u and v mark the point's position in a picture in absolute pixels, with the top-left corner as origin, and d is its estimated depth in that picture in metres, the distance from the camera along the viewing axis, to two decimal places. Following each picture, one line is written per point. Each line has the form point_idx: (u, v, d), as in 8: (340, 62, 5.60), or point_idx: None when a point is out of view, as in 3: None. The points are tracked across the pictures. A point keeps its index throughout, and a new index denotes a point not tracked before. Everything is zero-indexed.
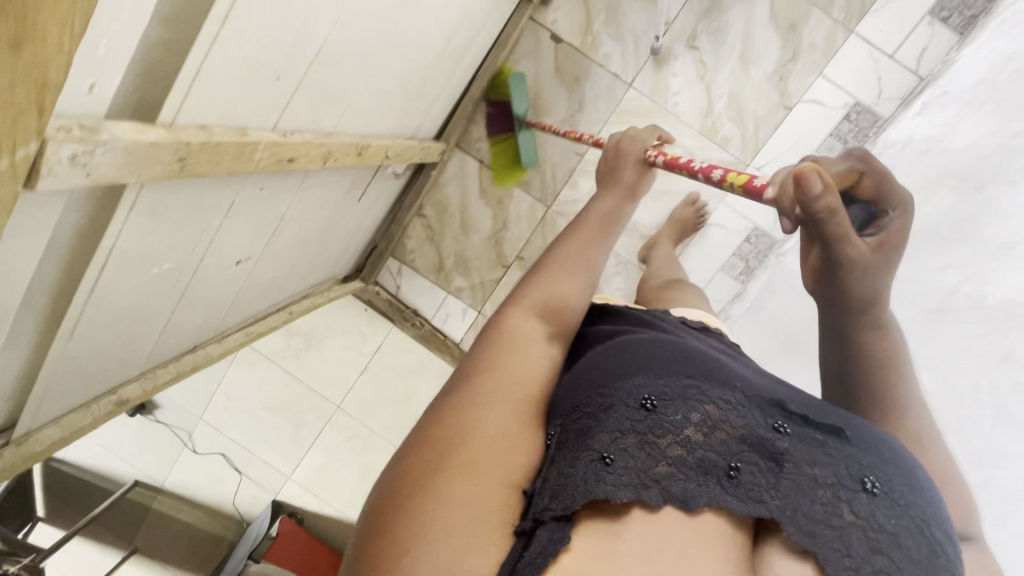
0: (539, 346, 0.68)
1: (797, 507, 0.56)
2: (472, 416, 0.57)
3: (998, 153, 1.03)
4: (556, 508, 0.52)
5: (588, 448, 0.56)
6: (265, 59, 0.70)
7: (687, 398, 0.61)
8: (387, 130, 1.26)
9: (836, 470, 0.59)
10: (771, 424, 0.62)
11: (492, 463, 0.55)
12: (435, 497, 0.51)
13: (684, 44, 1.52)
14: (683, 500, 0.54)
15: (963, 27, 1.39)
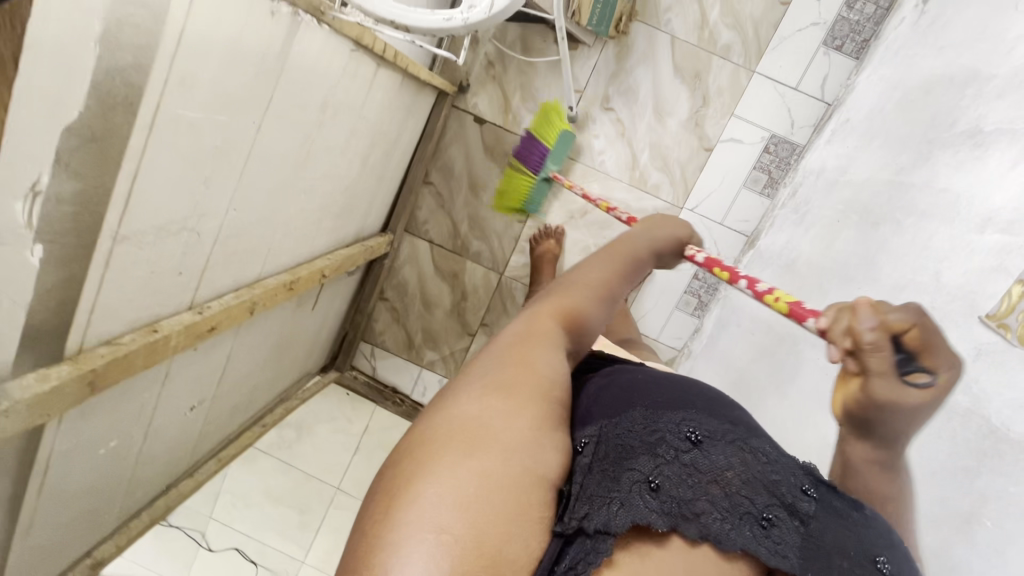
0: (559, 354, 0.59)
1: (821, 563, 0.50)
2: (472, 405, 0.50)
3: (889, 188, 1.08)
4: (601, 522, 0.48)
5: (632, 469, 0.53)
6: (162, 263, 0.70)
7: (732, 441, 0.56)
8: (322, 248, 1.25)
9: (864, 538, 0.51)
10: (806, 484, 0.54)
11: (491, 445, 0.46)
12: (443, 486, 0.42)
13: (599, 108, 1.59)
14: (715, 538, 0.50)
15: (858, 52, 1.46)
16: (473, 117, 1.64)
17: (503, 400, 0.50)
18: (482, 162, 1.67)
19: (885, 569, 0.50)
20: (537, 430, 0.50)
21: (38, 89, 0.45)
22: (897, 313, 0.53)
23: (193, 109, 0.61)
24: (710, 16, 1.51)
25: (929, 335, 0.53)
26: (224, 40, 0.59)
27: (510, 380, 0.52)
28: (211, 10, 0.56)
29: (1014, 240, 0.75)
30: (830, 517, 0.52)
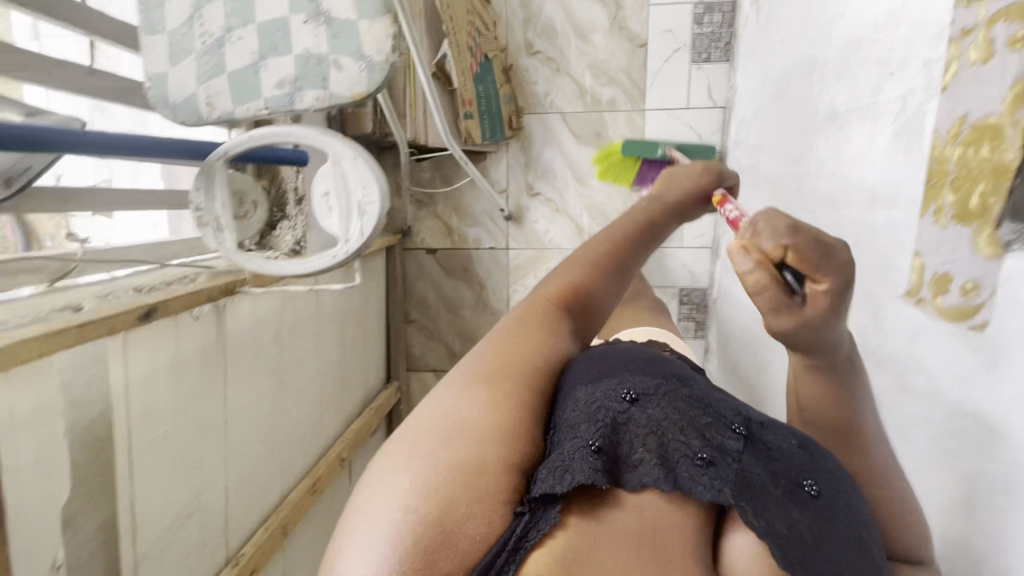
0: (552, 335, 0.62)
1: (753, 489, 0.52)
2: (458, 403, 0.52)
3: (795, 180, 1.13)
4: (548, 486, 0.48)
5: (574, 437, 0.52)
6: (186, 548, 0.80)
7: (666, 395, 0.59)
8: (333, 434, 1.35)
9: (791, 465, 0.54)
10: (735, 424, 0.58)
11: (471, 441, 0.49)
12: (415, 473, 0.47)
13: (528, 197, 1.69)
14: (654, 482, 0.51)
15: (726, 55, 1.55)
16: (424, 251, 1.76)
17: (482, 396, 0.53)
18: (448, 283, 1.78)
19: (815, 493, 0.53)
20: (512, 424, 0.52)
21: (29, 495, 0.56)
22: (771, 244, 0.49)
23: (159, 427, 0.71)
24: (586, 84, 1.62)
25: (821, 255, 0.48)
26: (165, 360, 0.71)
27: (495, 372, 0.56)
28: (142, 351, 0.67)
29: (897, 215, 0.79)
30: (757, 452, 0.55)
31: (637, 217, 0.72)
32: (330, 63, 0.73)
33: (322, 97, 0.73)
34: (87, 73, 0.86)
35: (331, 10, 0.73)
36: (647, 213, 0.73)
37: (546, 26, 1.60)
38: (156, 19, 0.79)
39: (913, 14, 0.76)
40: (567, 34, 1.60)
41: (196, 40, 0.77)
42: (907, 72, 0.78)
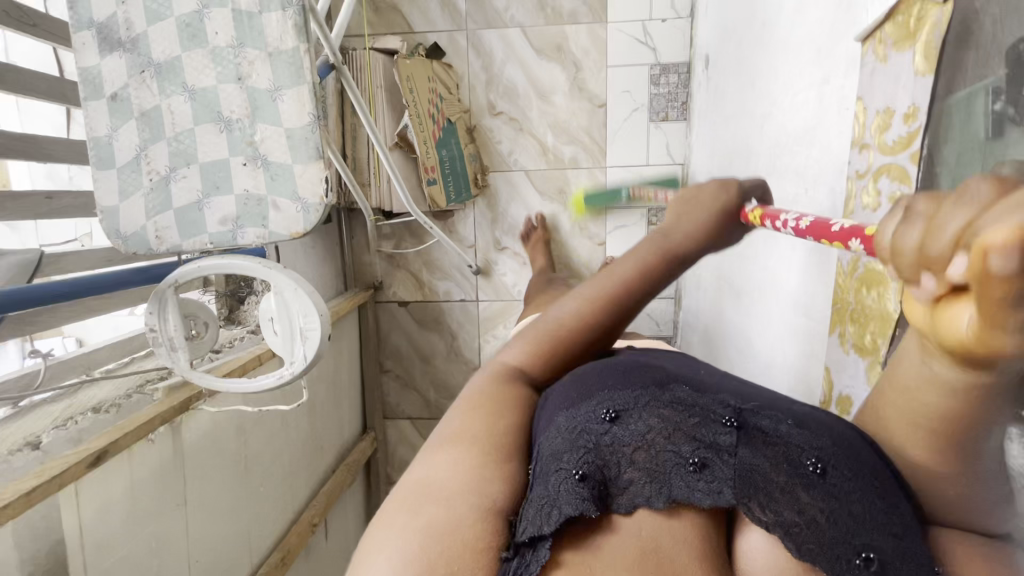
0: (519, 397, 0.59)
1: (758, 483, 0.42)
2: (430, 466, 0.50)
3: (739, 259, 1.17)
4: (535, 527, 0.42)
5: (558, 469, 0.46)
6: None
7: (652, 408, 0.50)
8: (305, 499, 1.39)
9: (790, 445, 0.44)
10: (726, 417, 0.47)
11: (444, 497, 0.45)
12: (391, 543, 0.42)
13: (496, 251, 1.74)
14: (647, 501, 0.43)
15: (683, 115, 1.59)
16: (396, 303, 1.80)
17: (454, 449, 0.51)
18: (421, 334, 1.82)
19: (820, 472, 0.42)
20: (486, 461, 0.49)
21: None
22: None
23: (114, 555, 0.75)
24: (548, 142, 1.66)
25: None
26: (121, 490, 0.76)
27: (462, 428, 0.53)
28: (95, 492, 0.72)
29: (814, 324, 0.83)
30: (756, 443, 0.44)
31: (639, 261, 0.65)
32: (269, 203, 0.78)
33: (263, 235, 0.78)
34: (46, 198, 0.90)
35: (268, 153, 0.77)
36: (648, 246, 0.66)
37: (507, 87, 1.64)
38: (105, 154, 0.82)
39: (823, 138, 0.80)
40: (528, 95, 1.64)
41: (145, 177, 0.81)
42: (820, 189, 0.82)
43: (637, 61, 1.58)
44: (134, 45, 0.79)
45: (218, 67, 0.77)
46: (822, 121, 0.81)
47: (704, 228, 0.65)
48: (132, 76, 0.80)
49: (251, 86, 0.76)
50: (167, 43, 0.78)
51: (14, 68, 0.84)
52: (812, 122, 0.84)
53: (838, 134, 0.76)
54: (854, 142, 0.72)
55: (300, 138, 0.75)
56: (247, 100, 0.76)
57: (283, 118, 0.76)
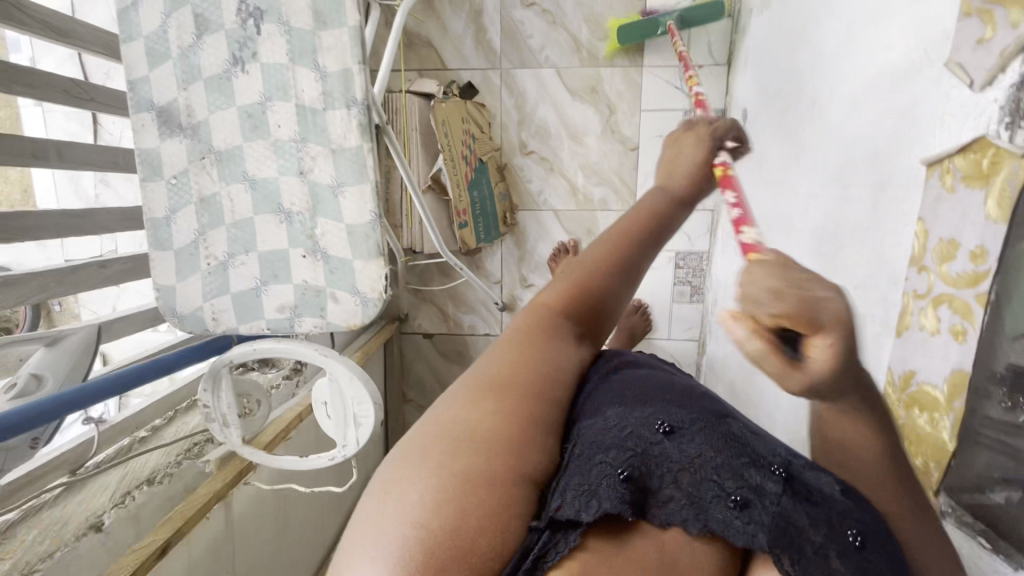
0: (561, 346, 0.47)
1: (795, 537, 0.36)
2: (466, 409, 0.41)
3: None
4: (574, 511, 0.37)
5: (599, 462, 0.40)
6: None
7: (723, 425, 0.43)
8: (333, 539, 1.41)
9: (834, 509, 0.36)
10: (776, 464, 0.40)
11: (487, 450, 0.38)
12: (417, 485, 0.36)
13: (522, 288, 1.74)
14: (684, 522, 0.38)
15: None
16: (420, 335, 1.81)
17: (493, 395, 0.41)
18: (444, 365, 1.84)
19: (859, 545, 0.35)
20: (529, 425, 0.41)
21: None
22: (770, 306, 0.33)
23: None
24: (578, 183, 1.66)
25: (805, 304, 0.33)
26: (179, 571, 0.78)
27: (510, 372, 0.43)
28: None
29: None
30: (803, 497, 0.37)
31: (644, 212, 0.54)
32: (328, 295, 0.79)
33: (321, 326, 0.79)
34: (100, 266, 0.92)
35: (328, 247, 0.78)
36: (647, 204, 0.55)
37: (540, 128, 1.63)
38: (162, 235, 0.82)
39: (876, 241, 0.81)
40: (560, 136, 1.63)
41: (201, 261, 0.82)
42: (870, 292, 0.82)
43: (671, 106, 1.58)
44: (195, 131, 0.80)
45: (279, 159, 0.77)
46: (876, 225, 0.81)
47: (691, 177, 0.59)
48: (191, 161, 0.80)
49: (313, 181, 0.77)
50: (228, 132, 0.79)
51: (73, 145, 0.85)
52: (865, 221, 0.84)
53: (894, 244, 0.76)
54: (912, 259, 0.72)
55: (361, 235, 0.76)
56: (308, 194, 0.77)
57: (344, 214, 0.76)
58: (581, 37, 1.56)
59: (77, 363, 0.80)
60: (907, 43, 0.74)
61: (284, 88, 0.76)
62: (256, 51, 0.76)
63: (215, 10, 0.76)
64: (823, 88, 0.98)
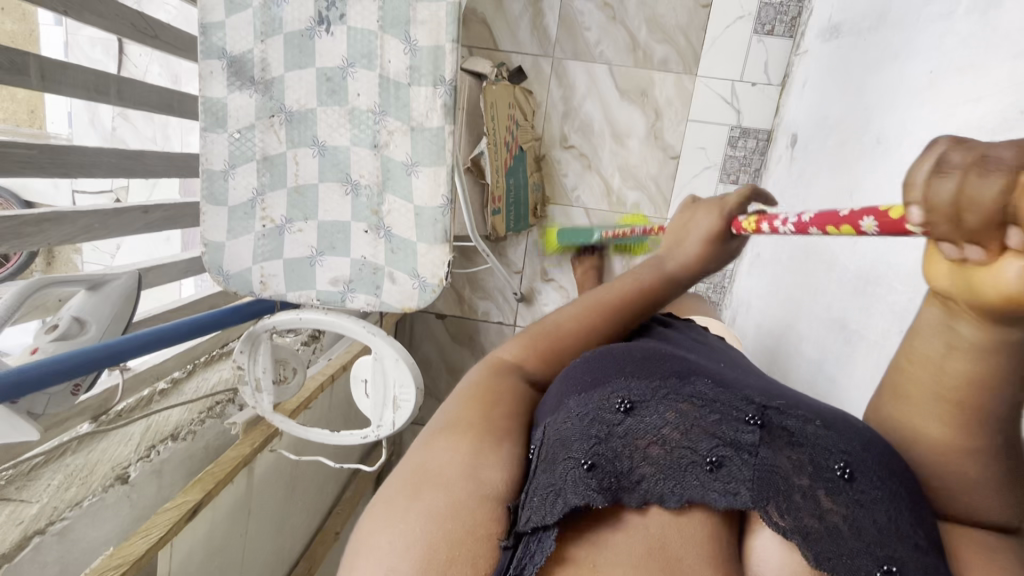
0: (514, 394, 0.51)
1: (782, 487, 0.38)
2: (422, 456, 0.43)
3: (799, 355, 1.18)
4: (539, 518, 0.38)
5: (562, 454, 0.41)
6: None
7: (667, 391, 0.43)
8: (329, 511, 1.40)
9: (816, 448, 0.40)
10: (750, 414, 0.41)
11: (443, 483, 0.40)
12: (385, 543, 0.37)
13: (541, 281, 1.73)
14: (662, 498, 0.39)
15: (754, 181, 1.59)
16: (434, 314, 1.80)
17: (447, 434, 0.44)
18: (453, 348, 1.82)
19: (847, 476, 0.39)
20: (481, 443, 0.43)
21: None
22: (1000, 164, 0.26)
23: None
24: (614, 184, 1.65)
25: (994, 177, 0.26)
26: (202, 528, 0.78)
27: (456, 416, 0.46)
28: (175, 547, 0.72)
29: None
30: (780, 445, 0.40)
31: (626, 284, 0.60)
32: (385, 275, 0.77)
33: (374, 305, 0.78)
34: (143, 212, 0.88)
35: (392, 226, 0.76)
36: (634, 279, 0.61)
37: (583, 122, 1.61)
38: (217, 190, 0.79)
39: None
40: (603, 134, 1.61)
41: (257, 222, 0.80)
42: None
43: (719, 120, 1.57)
44: (267, 88, 0.77)
45: (354, 129, 0.75)
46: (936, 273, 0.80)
47: (698, 256, 0.62)
48: (260, 118, 0.78)
49: (386, 155, 0.75)
50: (303, 93, 0.76)
51: (132, 82, 0.81)
52: None
53: None
54: None
55: (429, 218, 0.74)
56: (379, 168, 0.75)
57: (415, 194, 0.74)
58: (639, 36, 1.53)
59: (120, 308, 0.77)
60: (1004, 98, 0.73)
61: (369, 55, 0.73)
62: (344, 13, 0.73)
63: None
64: (894, 129, 0.98)
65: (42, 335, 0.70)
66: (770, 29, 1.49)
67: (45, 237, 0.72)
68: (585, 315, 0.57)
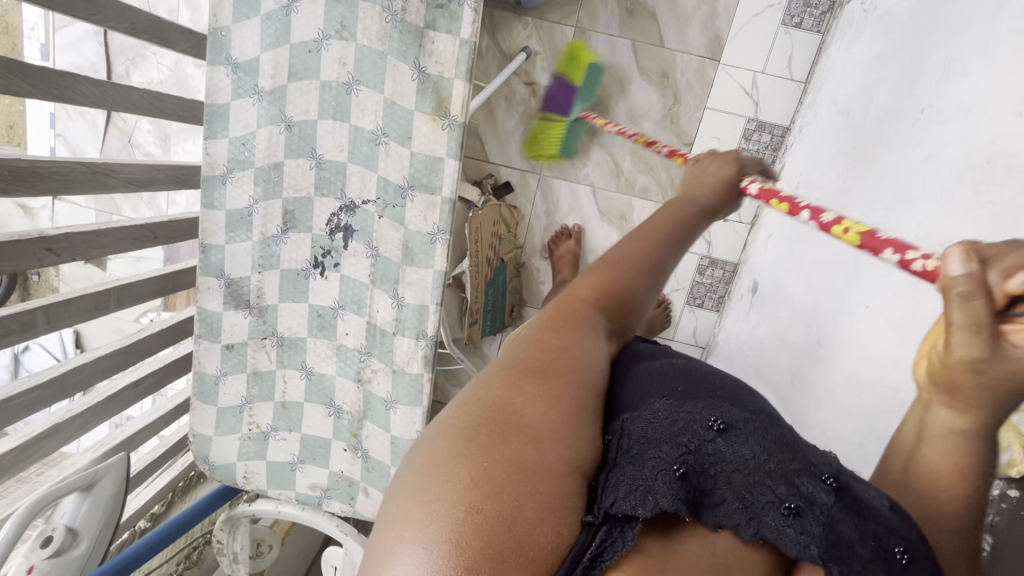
0: (585, 339, 0.46)
1: (845, 551, 0.36)
2: (505, 387, 0.39)
3: None
4: (628, 507, 0.36)
5: (655, 456, 0.39)
6: None
7: (766, 426, 0.42)
8: None
9: (885, 525, 0.36)
10: (828, 474, 0.40)
11: (541, 430, 0.36)
12: (461, 477, 0.32)
13: None
14: (736, 528, 0.38)
15: (717, 306, 1.70)
16: None
17: (536, 382, 0.39)
18: None
19: (906, 564, 0.35)
20: (575, 408, 0.40)
21: None
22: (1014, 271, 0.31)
23: None
24: None
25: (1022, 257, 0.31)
26: None
27: (543, 359, 0.42)
28: None
29: None
30: (853, 511, 0.37)
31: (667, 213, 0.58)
32: (360, 489, 0.88)
33: (347, 513, 0.88)
34: (133, 386, 0.99)
35: (369, 447, 0.86)
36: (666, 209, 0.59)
37: None
38: (208, 391, 0.87)
39: None
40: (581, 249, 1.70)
41: (243, 425, 0.89)
42: None
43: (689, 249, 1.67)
44: (262, 313, 0.85)
45: (340, 362, 0.85)
46: None
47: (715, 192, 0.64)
48: (253, 337, 0.86)
49: (368, 389, 0.84)
50: (295, 323, 0.85)
51: (131, 286, 0.90)
52: None
53: None
54: None
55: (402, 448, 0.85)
56: (361, 399, 0.85)
57: (392, 425, 0.83)
58: (623, 164, 1.61)
59: (112, 500, 0.84)
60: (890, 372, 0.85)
61: (360, 302, 0.81)
62: (339, 262, 0.81)
63: (305, 213, 0.81)
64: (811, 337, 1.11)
65: (34, 550, 0.75)
66: None
67: (46, 447, 0.85)
68: (654, 246, 0.54)
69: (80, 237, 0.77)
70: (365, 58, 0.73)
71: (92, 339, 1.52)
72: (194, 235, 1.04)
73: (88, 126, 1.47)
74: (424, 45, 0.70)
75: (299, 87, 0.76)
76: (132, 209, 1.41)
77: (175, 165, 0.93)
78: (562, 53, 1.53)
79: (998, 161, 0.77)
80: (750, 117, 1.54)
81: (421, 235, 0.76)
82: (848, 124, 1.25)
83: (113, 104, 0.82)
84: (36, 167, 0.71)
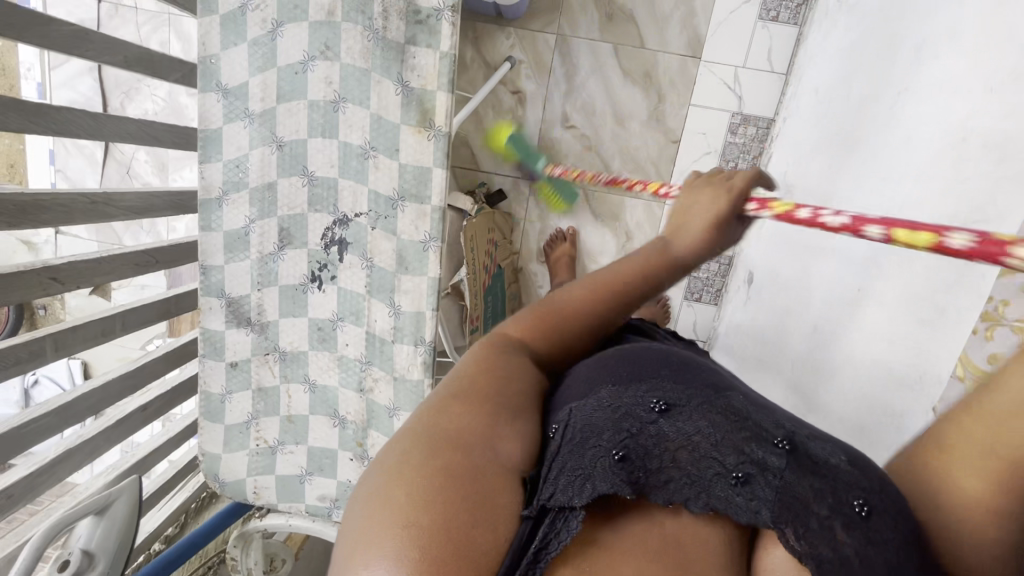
0: (514, 364, 0.50)
1: (799, 511, 0.37)
2: (434, 416, 0.42)
3: None
4: (566, 497, 0.38)
5: (595, 445, 0.41)
6: None
7: (707, 403, 0.45)
8: None
9: (837, 480, 0.39)
10: (779, 438, 0.42)
11: (469, 443, 0.39)
12: (398, 502, 0.35)
13: None
14: (685, 502, 0.39)
15: (715, 300, 1.71)
16: None
17: (461, 402, 0.43)
18: None
19: (864, 514, 0.38)
20: (504, 415, 0.43)
21: None
22: None
23: None
24: None
25: None
26: None
27: (469, 384, 0.45)
28: None
29: None
30: (806, 470, 0.40)
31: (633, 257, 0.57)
32: None
33: None
34: (142, 409, 1.01)
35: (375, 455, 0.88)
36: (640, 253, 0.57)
37: None
38: (214, 409, 0.89)
39: None
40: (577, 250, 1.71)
41: (251, 441, 0.91)
42: None
43: None
44: (263, 329, 0.86)
45: (342, 373, 0.86)
46: None
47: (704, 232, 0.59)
48: (255, 354, 0.87)
49: (371, 398, 0.85)
50: (296, 337, 0.86)
51: (136, 310, 0.92)
52: None
53: None
54: None
55: None
56: (364, 408, 0.87)
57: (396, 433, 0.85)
58: (612, 165, 1.64)
59: (125, 521, 0.86)
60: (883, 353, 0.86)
61: (357, 313, 0.83)
62: (336, 275, 0.83)
63: (300, 230, 0.83)
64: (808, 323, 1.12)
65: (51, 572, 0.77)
66: (734, 165, 1.60)
67: (59, 472, 0.87)
68: (604, 288, 0.55)
69: (84, 264, 0.79)
70: (350, 76, 0.75)
71: (100, 367, 1.54)
72: (195, 258, 1.06)
73: (88, 159, 1.50)
74: (406, 60, 0.72)
75: (288, 108, 0.79)
76: (134, 238, 1.43)
77: (174, 190, 0.96)
78: (546, 60, 1.56)
79: (973, 138, 0.79)
80: (734, 111, 1.56)
81: (413, 244, 0.78)
82: (829, 112, 1.27)
83: (111, 135, 0.85)
84: (38, 200, 0.73)
